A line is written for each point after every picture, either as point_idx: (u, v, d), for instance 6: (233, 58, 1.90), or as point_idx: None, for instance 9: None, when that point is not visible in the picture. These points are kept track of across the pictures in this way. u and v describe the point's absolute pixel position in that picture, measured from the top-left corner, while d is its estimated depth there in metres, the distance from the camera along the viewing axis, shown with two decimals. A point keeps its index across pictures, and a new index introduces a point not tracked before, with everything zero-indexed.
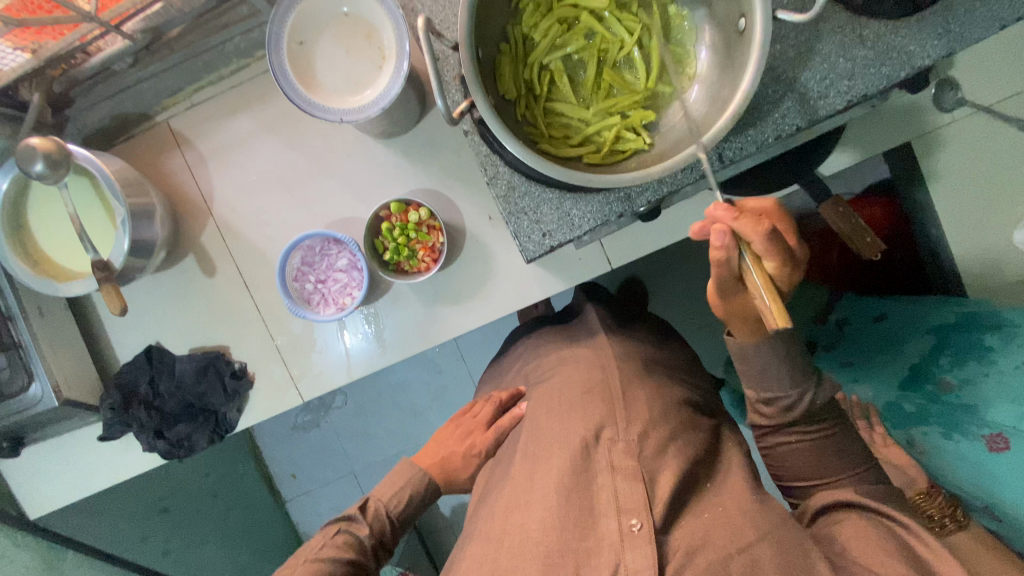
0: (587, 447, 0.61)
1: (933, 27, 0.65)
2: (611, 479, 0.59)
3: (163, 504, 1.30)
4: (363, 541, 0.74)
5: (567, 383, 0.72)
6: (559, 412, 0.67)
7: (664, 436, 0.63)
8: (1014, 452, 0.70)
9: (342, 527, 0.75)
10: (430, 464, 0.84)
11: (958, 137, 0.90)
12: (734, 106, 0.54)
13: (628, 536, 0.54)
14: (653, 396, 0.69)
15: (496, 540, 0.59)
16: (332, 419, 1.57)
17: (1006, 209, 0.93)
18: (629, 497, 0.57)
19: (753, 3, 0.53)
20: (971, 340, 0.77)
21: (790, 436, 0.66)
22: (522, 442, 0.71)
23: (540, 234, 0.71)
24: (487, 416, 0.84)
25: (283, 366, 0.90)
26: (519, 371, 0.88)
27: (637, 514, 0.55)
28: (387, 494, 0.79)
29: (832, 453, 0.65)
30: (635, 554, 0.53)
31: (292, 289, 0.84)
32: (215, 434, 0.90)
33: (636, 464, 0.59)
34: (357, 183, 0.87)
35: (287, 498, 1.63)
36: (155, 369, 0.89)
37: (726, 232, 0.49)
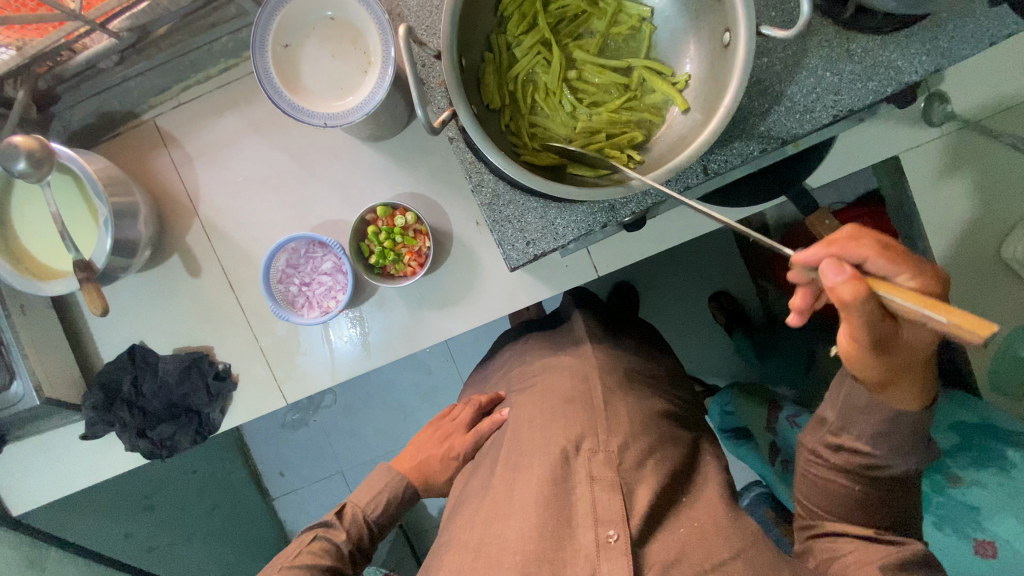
0: (567, 457, 0.61)
1: (920, 43, 0.65)
2: (589, 488, 0.59)
3: (150, 501, 1.29)
4: (340, 548, 0.75)
5: (547, 393, 0.71)
6: (540, 423, 0.67)
7: (642, 449, 0.63)
8: (1001, 561, 0.79)
9: (319, 533, 0.75)
10: (408, 467, 0.85)
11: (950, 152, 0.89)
12: (716, 121, 0.54)
13: (605, 547, 0.54)
14: (631, 407, 0.69)
15: (473, 552, 0.58)
16: (321, 418, 1.57)
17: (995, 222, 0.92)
18: (608, 508, 0.57)
19: (737, 17, 0.53)
20: (990, 447, 0.86)
21: (840, 463, 0.61)
22: (502, 450, 0.70)
23: (524, 241, 0.71)
24: (466, 418, 0.84)
25: (267, 367, 0.90)
26: (502, 377, 0.89)
27: (616, 526, 0.55)
28: (364, 499, 0.80)
29: (866, 507, 0.60)
30: (611, 565, 0.53)
31: (277, 291, 0.84)
32: (197, 435, 0.90)
33: (615, 476, 0.59)
34: (344, 186, 0.87)
35: (275, 495, 1.63)
36: (138, 368, 0.89)
37: (837, 264, 0.44)
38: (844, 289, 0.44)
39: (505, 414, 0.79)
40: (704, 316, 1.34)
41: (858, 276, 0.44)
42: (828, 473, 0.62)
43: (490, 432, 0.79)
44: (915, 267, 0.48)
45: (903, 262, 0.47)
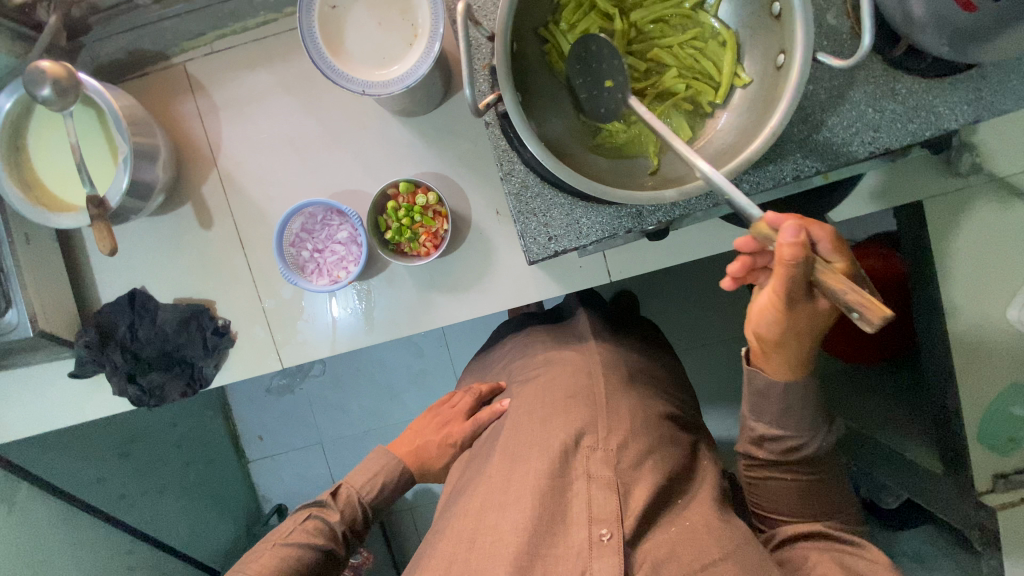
0: (566, 453, 0.62)
1: (963, 93, 0.66)
2: (586, 485, 0.59)
3: (125, 448, 1.28)
4: (334, 527, 0.75)
5: (555, 383, 0.72)
6: (541, 417, 0.67)
7: (642, 448, 0.64)
8: None
9: (313, 511, 0.76)
10: (405, 451, 0.84)
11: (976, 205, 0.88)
12: (759, 141, 0.54)
13: (597, 545, 0.55)
14: (635, 408, 0.69)
15: (468, 542, 0.58)
16: (307, 387, 1.56)
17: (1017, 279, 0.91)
18: (604, 508, 0.58)
19: (795, 40, 0.53)
20: None
21: (777, 471, 0.68)
22: (500, 440, 0.70)
23: (546, 237, 0.70)
24: (466, 406, 0.85)
25: (267, 329, 0.89)
26: (501, 367, 0.90)
27: (609, 524, 0.56)
28: (360, 481, 0.80)
29: (812, 494, 0.66)
30: (603, 563, 0.54)
31: (288, 254, 0.83)
32: (188, 387, 0.88)
33: (612, 475, 0.60)
34: (368, 157, 0.85)
35: (252, 458, 1.62)
36: (137, 313, 0.88)
37: (800, 228, 0.46)
38: (789, 249, 0.47)
39: (506, 406, 0.80)
40: (702, 335, 1.34)
41: (808, 242, 0.47)
42: (767, 475, 0.69)
43: (489, 422, 0.81)
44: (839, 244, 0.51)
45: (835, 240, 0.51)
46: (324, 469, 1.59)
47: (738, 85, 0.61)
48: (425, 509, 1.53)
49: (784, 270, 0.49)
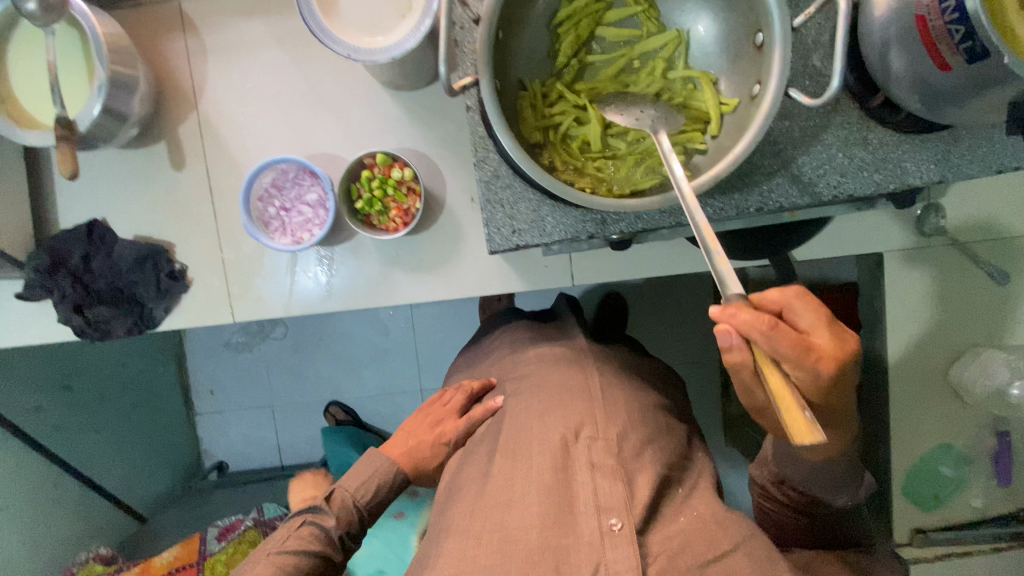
0: (567, 445, 0.63)
1: (932, 151, 0.68)
2: (590, 475, 0.60)
3: (68, 381, 1.25)
4: (328, 533, 0.77)
5: (550, 379, 0.73)
6: (538, 409, 0.68)
7: (640, 438, 0.65)
8: None
9: (308, 517, 0.78)
10: (398, 453, 0.85)
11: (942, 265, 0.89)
12: (724, 165, 0.55)
13: (607, 535, 0.56)
14: (629, 405, 0.70)
15: (474, 538, 0.57)
16: (266, 348, 1.55)
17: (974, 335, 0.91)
18: (609, 496, 0.58)
19: (771, 71, 0.54)
20: None
21: None
22: (499, 433, 0.70)
23: (509, 230, 0.70)
24: (456, 404, 0.85)
25: (224, 280, 0.88)
26: (495, 363, 0.88)
27: (618, 513, 0.57)
28: (354, 484, 0.81)
29: None
30: (617, 554, 0.54)
31: (254, 208, 0.82)
32: (134, 326, 0.87)
33: (616, 465, 0.61)
34: (351, 124, 0.85)
35: (200, 412, 1.60)
36: (94, 244, 0.86)
37: (729, 332, 0.44)
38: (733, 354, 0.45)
39: (500, 402, 0.78)
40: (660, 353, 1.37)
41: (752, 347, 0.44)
42: None
43: (482, 418, 0.80)
44: (840, 340, 0.47)
45: (835, 340, 0.47)
46: (272, 432, 1.59)
47: (726, 111, 0.60)
48: None
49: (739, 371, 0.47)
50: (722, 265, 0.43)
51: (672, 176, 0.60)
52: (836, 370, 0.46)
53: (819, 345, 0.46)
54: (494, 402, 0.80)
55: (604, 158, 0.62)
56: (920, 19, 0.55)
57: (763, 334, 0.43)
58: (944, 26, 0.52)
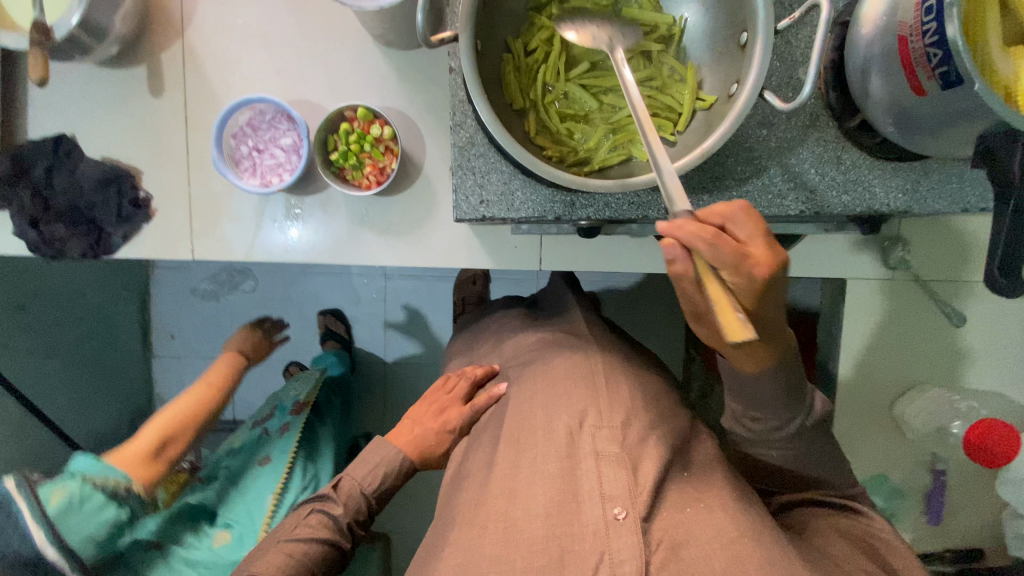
0: (569, 436, 0.57)
1: (903, 181, 0.69)
2: (595, 464, 0.54)
3: (23, 303, 1.22)
4: (337, 521, 0.83)
5: (552, 367, 0.67)
6: (544, 399, 0.63)
7: (645, 424, 0.60)
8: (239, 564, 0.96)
9: (315, 507, 0.83)
10: (406, 442, 0.88)
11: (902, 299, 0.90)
12: (689, 158, 0.55)
13: (612, 526, 0.50)
14: (634, 389, 0.65)
15: (479, 529, 0.53)
16: (232, 299, 1.56)
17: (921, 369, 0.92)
18: (614, 484, 0.53)
19: (750, 72, 0.54)
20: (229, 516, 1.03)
21: (765, 448, 0.61)
22: (504, 424, 0.65)
23: (478, 199, 0.69)
24: (462, 392, 0.83)
25: (188, 215, 0.87)
26: (494, 343, 0.86)
27: (623, 502, 0.51)
28: (360, 474, 0.86)
29: (798, 464, 0.60)
30: (620, 545, 0.49)
31: (227, 144, 0.81)
32: (89, 249, 0.84)
33: (622, 452, 0.55)
34: (338, 75, 0.84)
35: (158, 354, 1.57)
36: (57, 159, 0.84)
37: (672, 245, 0.44)
38: (678, 266, 0.46)
39: (503, 389, 0.75)
40: None
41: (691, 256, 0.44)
42: (757, 447, 0.62)
43: (486, 405, 0.77)
44: (770, 245, 0.46)
45: (769, 249, 0.46)
46: None
47: (701, 107, 0.60)
48: None
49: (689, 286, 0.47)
50: (670, 183, 0.44)
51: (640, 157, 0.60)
52: (769, 277, 0.46)
53: (752, 252, 0.45)
54: (499, 390, 0.76)
55: (578, 127, 0.61)
56: (903, 40, 0.55)
57: (706, 244, 0.43)
58: (923, 48, 0.53)
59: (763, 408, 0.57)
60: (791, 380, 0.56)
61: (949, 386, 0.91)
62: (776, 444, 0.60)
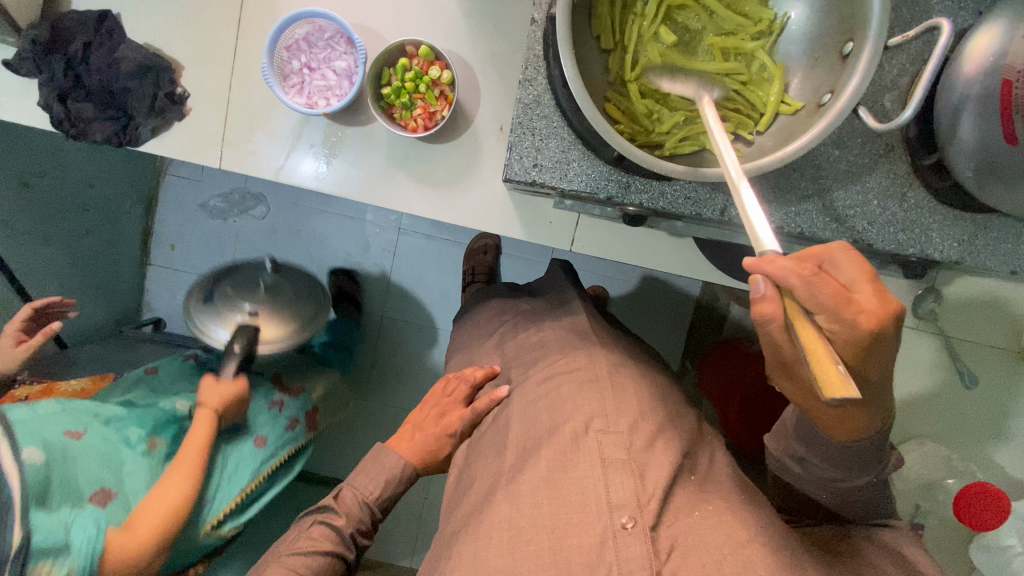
0: (578, 439, 0.57)
1: (962, 231, 0.67)
2: (603, 471, 0.53)
3: (27, 179, 1.17)
4: (341, 531, 0.77)
5: (563, 369, 0.66)
6: (549, 403, 0.62)
7: (654, 430, 0.59)
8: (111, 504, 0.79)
9: (317, 519, 0.77)
10: (409, 449, 0.85)
11: (921, 350, 0.90)
12: (768, 160, 0.53)
13: (619, 535, 0.49)
14: (645, 392, 0.64)
15: (484, 537, 0.53)
16: (240, 223, 1.52)
17: (919, 421, 0.92)
18: (622, 493, 0.52)
19: (849, 82, 0.52)
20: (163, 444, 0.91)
21: (814, 487, 0.58)
22: (510, 432, 0.64)
23: (531, 162, 0.67)
24: (461, 394, 0.82)
25: (222, 121, 0.83)
26: (506, 327, 0.84)
27: (631, 510, 0.50)
28: (363, 484, 0.81)
29: (844, 503, 0.57)
30: (628, 553, 0.48)
31: (277, 56, 0.77)
32: (114, 137, 0.80)
33: (629, 458, 0.54)
34: (405, 7, 0.80)
35: (154, 263, 1.54)
36: (100, 37, 0.80)
37: (766, 281, 0.42)
38: (768, 305, 0.42)
39: (502, 394, 0.73)
40: None
41: (787, 299, 0.41)
42: (803, 483, 0.58)
43: (484, 410, 0.75)
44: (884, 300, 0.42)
45: (879, 299, 0.42)
46: None
47: (785, 111, 0.58)
48: None
49: (771, 335, 0.45)
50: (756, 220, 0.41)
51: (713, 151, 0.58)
52: (873, 331, 0.41)
53: (858, 299, 0.42)
54: (500, 395, 0.73)
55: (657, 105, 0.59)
56: (1007, 84, 0.53)
57: (804, 283, 0.40)
58: None
59: (828, 455, 0.54)
60: (871, 441, 0.51)
61: (952, 446, 0.92)
62: (830, 487, 0.56)
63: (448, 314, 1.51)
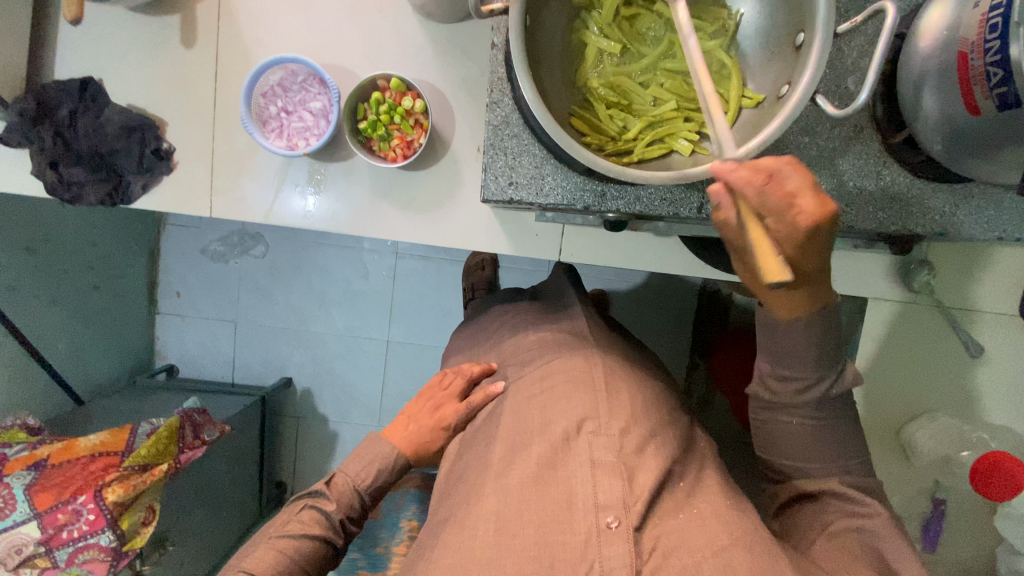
0: (567, 439, 0.57)
1: (942, 203, 0.68)
2: (589, 471, 0.54)
3: (33, 245, 1.20)
4: (330, 517, 0.75)
5: (548, 370, 0.68)
6: (542, 402, 0.63)
7: (642, 431, 0.59)
8: None
9: (307, 503, 0.76)
10: (401, 439, 0.81)
11: (928, 323, 0.89)
12: (733, 156, 0.54)
13: (603, 533, 0.50)
14: (635, 392, 0.65)
15: (469, 529, 0.54)
16: (242, 263, 1.54)
17: (931, 394, 0.91)
18: (609, 492, 0.53)
19: (803, 73, 0.53)
20: None
21: (789, 419, 0.58)
22: (500, 424, 0.65)
23: (507, 181, 0.68)
24: (456, 388, 0.81)
25: (209, 170, 0.86)
26: (499, 339, 0.85)
27: (616, 510, 0.52)
28: (354, 470, 0.79)
29: (817, 443, 0.57)
30: (611, 550, 0.49)
31: (255, 103, 0.79)
32: (107, 198, 0.84)
33: (618, 460, 0.55)
34: (374, 43, 0.82)
35: (162, 311, 1.58)
36: (83, 103, 0.83)
37: (717, 194, 0.45)
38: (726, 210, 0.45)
39: (501, 388, 0.75)
40: None
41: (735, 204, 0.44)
42: (774, 414, 0.59)
43: (481, 404, 0.76)
44: (822, 204, 0.43)
45: (825, 202, 0.43)
46: (231, 349, 1.57)
47: (747, 105, 0.59)
48: (316, 422, 1.58)
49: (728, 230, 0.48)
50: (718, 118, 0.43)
51: (680, 153, 0.59)
52: (813, 230, 0.43)
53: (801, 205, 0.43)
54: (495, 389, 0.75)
55: (620, 116, 0.60)
56: (962, 56, 0.53)
57: (754, 190, 0.42)
58: (983, 67, 0.50)
59: (791, 363, 0.55)
60: (824, 344, 0.54)
61: (962, 417, 0.91)
62: (798, 414, 0.57)
63: (450, 333, 1.52)
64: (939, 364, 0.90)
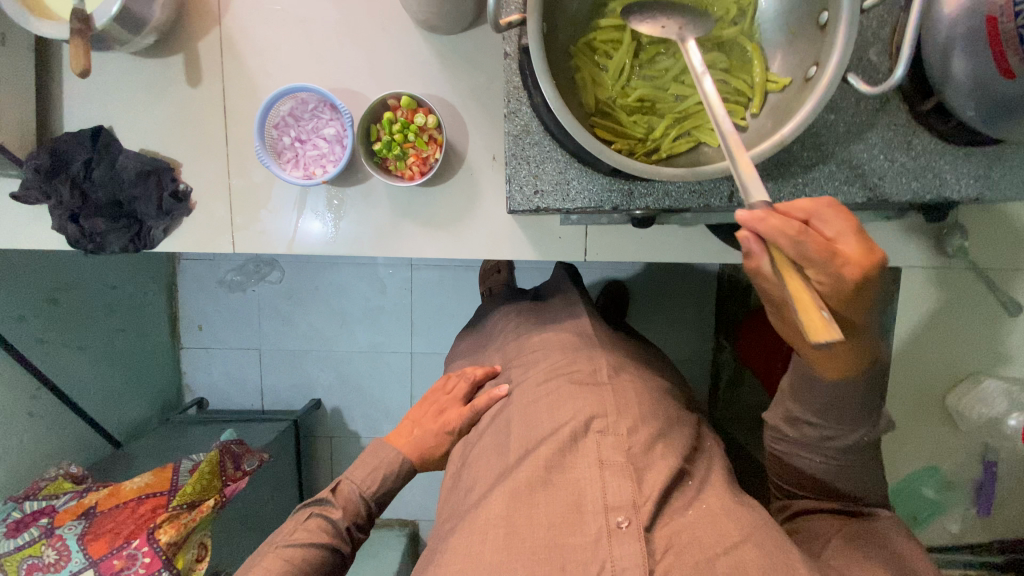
0: (575, 438, 0.57)
1: (976, 166, 0.66)
2: (598, 472, 0.54)
3: (56, 294, 1.21)
4: (337, 524, 0.71)
5: (552, 371, 0.67)
6: (547, 403, 0.62)
7: (650, 432, 0.59)
8: None
9: (314, 511, 0.72)
10: (404, 444, 0.79)
11: (967, 286, 0.88)
12: (767, 145, 0.53)
13: (614, 533, 0.49)
14: (640, 390, 0.65)
15: (479, 531, 0.52)
16: (258, 291, 1.54)
17: (973, 358, 0.90)
18: (617, 493, 0.52)
19: (831, 52, 0.51)
20: None
21: (809, 455, 0.58)
22: (510, 426, 0.64)
23: (532, 190, 0.67)
24: (461, 391, 0.80)
25: (228, 209, 0.85)
26: (504, 340, 0.85)
27: (625, 510, 0.51)
28: (360, 476, 0.75)
29: (839, 478, 0.57)
30: (623, 551, 0.48)
31: (268, 136, 0.79)
32: (131, 244, 0.84)
33: (625, 461, 0.55)
34: (380, 63, 0.81)
35: (185, 345, 1.58)
36: (97, 152, 0.83)
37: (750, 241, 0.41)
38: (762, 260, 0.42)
39: (504, 390, 0.74)
40: None
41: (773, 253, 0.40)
42: (793, 449, 0.59)
43: (485, 406, 0.75)
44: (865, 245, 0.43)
45: (865, 248, 0.43)
46: (258, 376, 1.58)
47: (773, 89, 0.58)
48: (347, 441, 1.59)
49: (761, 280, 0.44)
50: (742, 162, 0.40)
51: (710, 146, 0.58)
52: (861, 279, 0.43)
53: (844, 249, 0.43)
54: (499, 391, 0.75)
55: (644, 116, 0.59)
56: (991, 20, 0.52)
57: (791, 241, 0.40)
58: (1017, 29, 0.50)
59: (829, 413, 0.54)
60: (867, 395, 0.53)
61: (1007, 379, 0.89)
62: (823, 453, 0.57)
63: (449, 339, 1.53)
64: (980, 327, 0.89)
